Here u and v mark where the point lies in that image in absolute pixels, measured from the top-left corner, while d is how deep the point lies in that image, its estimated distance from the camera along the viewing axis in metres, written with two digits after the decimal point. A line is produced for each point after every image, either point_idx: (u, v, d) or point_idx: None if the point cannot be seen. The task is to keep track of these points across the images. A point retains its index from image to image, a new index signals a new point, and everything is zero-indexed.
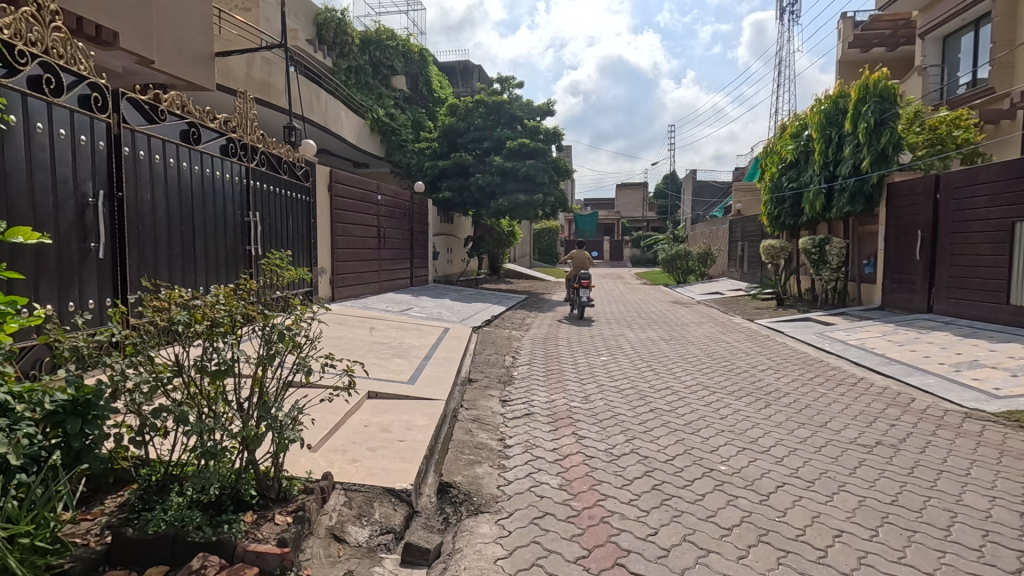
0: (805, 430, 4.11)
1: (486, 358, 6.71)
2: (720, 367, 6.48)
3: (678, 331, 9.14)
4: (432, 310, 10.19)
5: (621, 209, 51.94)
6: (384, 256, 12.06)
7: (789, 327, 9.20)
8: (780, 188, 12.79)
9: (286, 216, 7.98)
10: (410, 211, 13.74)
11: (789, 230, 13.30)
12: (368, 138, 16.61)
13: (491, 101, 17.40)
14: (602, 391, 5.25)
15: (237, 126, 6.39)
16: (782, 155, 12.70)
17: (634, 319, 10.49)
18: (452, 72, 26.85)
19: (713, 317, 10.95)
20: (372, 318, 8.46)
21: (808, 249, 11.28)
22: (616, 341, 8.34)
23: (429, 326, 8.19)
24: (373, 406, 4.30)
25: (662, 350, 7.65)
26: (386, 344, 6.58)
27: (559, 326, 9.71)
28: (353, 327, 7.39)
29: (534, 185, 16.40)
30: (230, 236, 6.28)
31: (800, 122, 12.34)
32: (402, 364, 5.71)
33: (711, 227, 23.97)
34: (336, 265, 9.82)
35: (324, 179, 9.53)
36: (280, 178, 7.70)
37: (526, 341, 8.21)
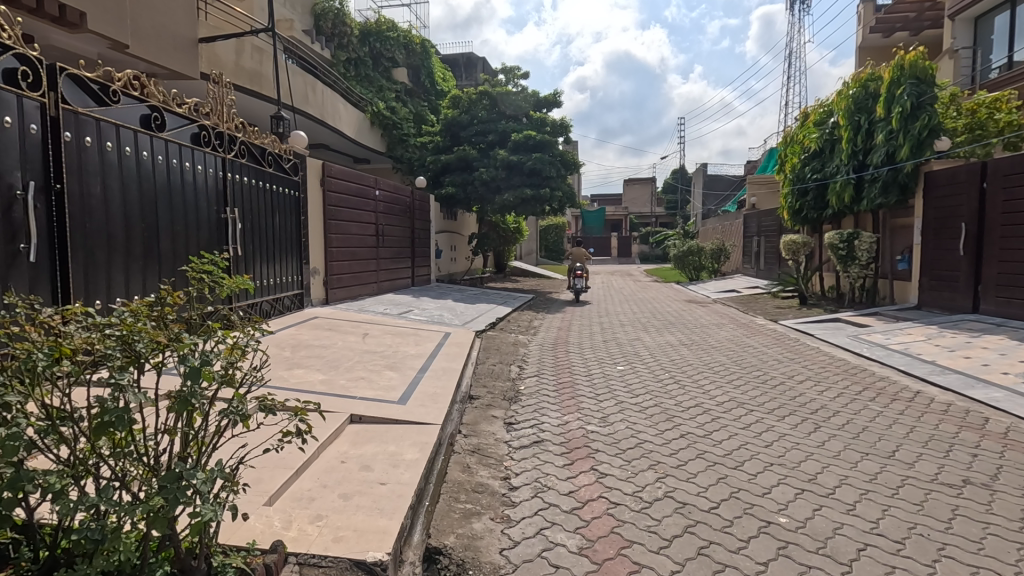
0: (872, 464, 3.41)
1: (490, 368, 6.05)
2: (752, 377, 5.78)
3: (699, 334, 8.43)
4: (432, 313, 9.54)
5: (629, 205, 51.13)
6: (383, 255, 11.43)
7: (819, 329, 8.48)
8: (802, 180, 12.02)
9: (273, 212, 7.35)
10: (411, 208, 13.10)
11: (811, 224, 12.55)
12: (368, 132, 15.96)
13: (496, 92, 16.70)
14: (621, 410, 4.56)
15: (211, 111, 5.74)
16: (805, 144, 11.92)
17: (650, 321, 9.80)
18: (455, 65, 26.16)
19: (733, 318, 10.22)
20: (367, 322, 7.82)
21: (834, 244, 10.53)
22: (631, 346, 7.65)
23: (428, 332, 7.55)
24: (355, 435, 3.65)
25: (683, 357, 6.95)
26: (379, 353, 5.93)
27: (569, 329, 9.04)
28: (345, 334, 6.74)
29: (541, 179, 15.70)
30: (204, 235, 5.64)
31: (825, 109, 11.56)
32: (394, 377, 5.05)
33: (724, 222, 23.20)
34: (331, 265, 9.21)
35: (316, 173, 8.89)
36: (264, 171, 7.06)
37: (534, 347, 7.54)
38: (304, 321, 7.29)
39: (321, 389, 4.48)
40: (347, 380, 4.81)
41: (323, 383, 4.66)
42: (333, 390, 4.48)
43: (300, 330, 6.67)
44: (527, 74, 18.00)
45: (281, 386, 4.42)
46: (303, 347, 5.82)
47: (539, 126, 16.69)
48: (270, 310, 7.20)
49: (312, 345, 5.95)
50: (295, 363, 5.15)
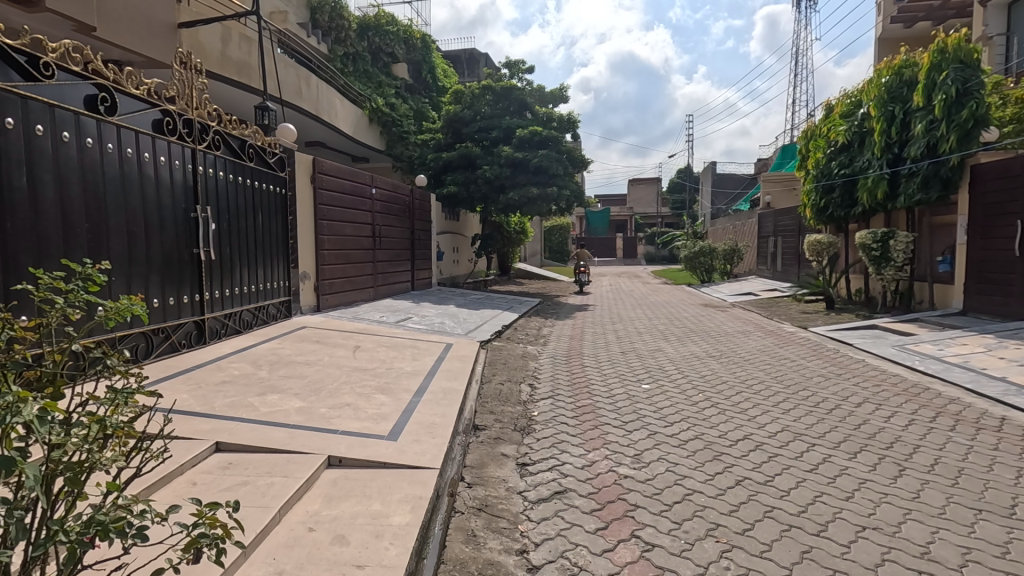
0: (993, 529, 2.64)
1: (497, 388, 5.30)
2: (799, 398, 5.01)
3: (724, 344, 7.66)
4: (433, 321, 8.80)
5: (634, 205, 50.36)
6: (381, 258, 10.71)
7: (858, 338, 7.72)
8: (828, 176, 11.23)
9: (256, 212, 6.63)
10: (410, 207, 12.37)
11: (837, 223, 11.77)
12: (366, 128, 15.25)
13: (499, 87, 15.95)
14: (656, 445, 3.79)
15: (177, 96, 5.03)
16: (831, 137, 11.13)
17: (668, 328, 9.03)
18: (457, 62, 25.45)
19: (758, 324, 9.45)
20: (361, 333, 7.09)
21: (866, 244, 9.82)
22: (653, 358, 6.89)
23: (427, 343, 6.82)
24: (332, 488, 2.91)
25: (714, 372, 6.18)
26: (371, 371, 5.18)
27: (582, 337, 8.29)
28: (334, 348, 6.01)
29: (548, 178, 14.95)
30: (170, 236, 4.91)
31: (852, 99, 10.77)
32: (387, 403, 4.30)
33: (736, 222, 22.42)
34: (323, 269, 8.50)
35: (306, 169, 8.17)
36: (245, 165, 6.34)
37: (545, 359, 6.79)
38: (291, 332, 6.58)
39: (297, 421, 3.74)
40: (329, 408, 4.06)
41: (301, 411, 3.91)
42: (311, 422, 3.74)
43: (285, 343, 5.95)
44: (532, 68, 17.27)
45: (249, 416, 3.68)
46: (284, 363, 5.09)
47: (545, 122, 15.96)
48: (253, 321, 6.50)
49: (295, 361, 5.21)
50: (270, 385, 4.41)
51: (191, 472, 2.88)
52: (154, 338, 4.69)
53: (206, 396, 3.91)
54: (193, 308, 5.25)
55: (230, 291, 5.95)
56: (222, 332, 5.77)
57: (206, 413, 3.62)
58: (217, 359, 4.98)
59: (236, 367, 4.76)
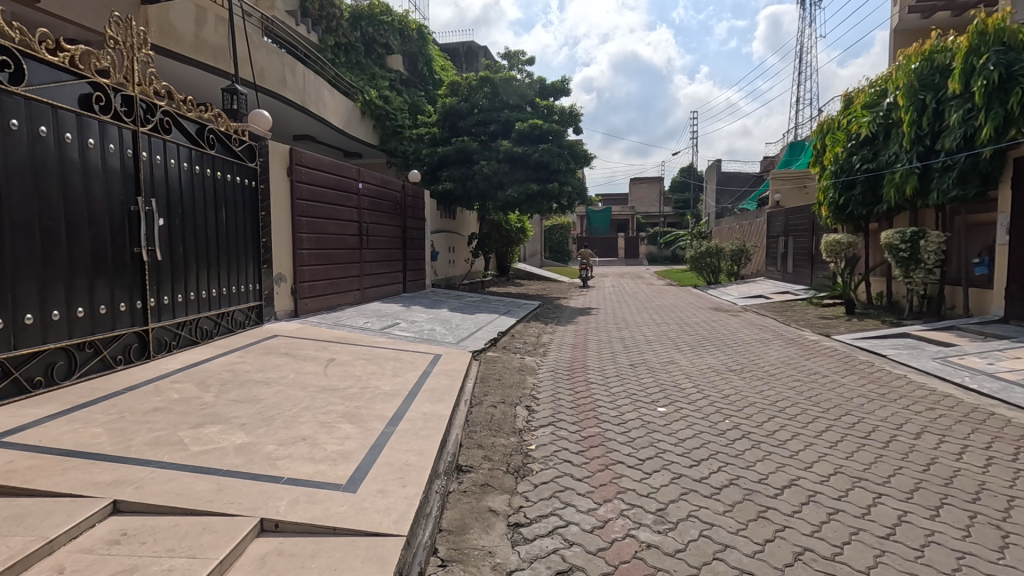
0: None
1: (488, 412, 4.53)
2: (844, 424, 4.24)
3: (744, 356, 6.90)
4: (422, 327, 8.03)
5: (636, 204, 49.57)
6: (369, 258, 9.96)
7: (892, 349, 6.99)
8: (849, 171, 10.46)
9: (218, 206, 5.87)
10: (402, 204, 11.62)
11: (857, 222, 11.02)
12: (357, 123, 14.52)
13: (498, 79, 15.18)
14: (684, 493, 3.03)
15: (112, 68, 4.29)
16: (852, 129, 10.35)
17: (679, 337, 8.28)
18: (455, 54, 24.59)
19: (777, 332, 8.70)
20: (339, 343, 6.33)
21: (894, 244, 9.07)
22: (666, 372, 6.13)
23: (413, 355, 6.08)
24: (257, 570, 2.15)
25: (737, 390, 5.42)
26: (341, 392, 4.42)
27: (586, 346, 7.56)
28: (303, 362, 5.25)
29: (549, 174, 14.18)
30: (101, 232, 4.15)
31: (876, 89, 10.00)
32: (353, 436, 3.54)
33: (744, 222, 21.66)
34: (300, 272, 7.75)
35: (281, 160, 7.41)
36: (205, 152, 5.58)
37: (545, 373, 6.02)
38: (257, 343, 5.82)
39: (235, 464, 2.97)
40: (280, 444, 3.29)
41: (243, 449, 3.15)
42: (252, 466, 2.97)
43: (247, 357, 5.19)
44: (531, 60, 16.49)
45: (171, 458, 2.92)
46: (239, 383, 4.33)
47: (546, 116, 15.19)
48: (213, 330, 5.75)
49: (252, 380, 4.46)
50: (213, 413, 3.65)
51: (68, 550, 2.13)
52: (78, 354, 3.95)
53: (125, 431, 3.15)
54: (135, 316, 4.49)
55: (184, 296, 5.20)
56: (172, 344, 5.02)
57: (117, 456, 2.86)
58: (157, 378, 4.22)
59: (178, 390, 4.00)
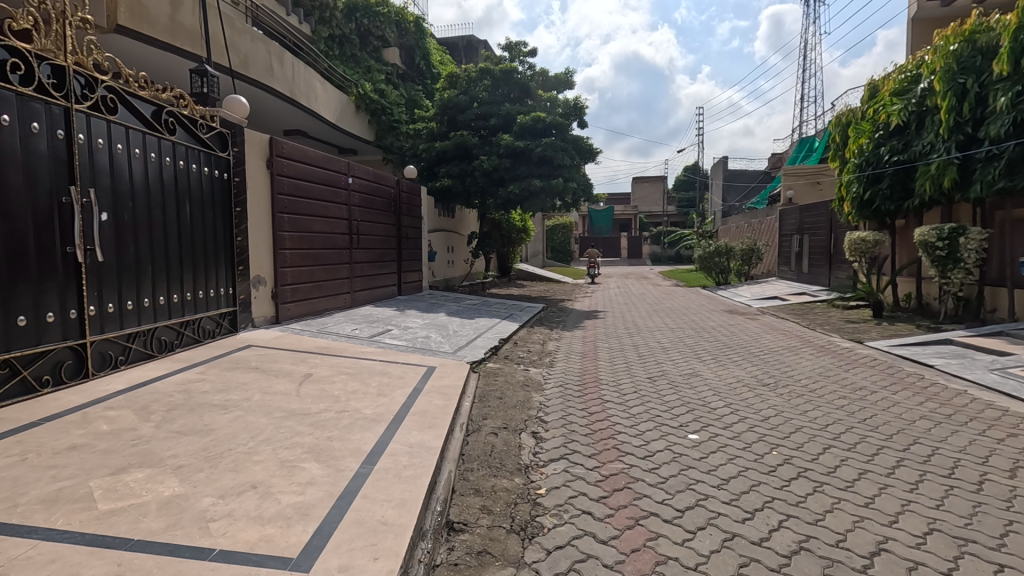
0: None
1: (487, 441, 3.80)
2: (918, 456, 3.49)
3: (775, 367, 6.17)
4: (416, 334, 7.31)
5: (640, 203, 48.86)
6: (360, 259, 9.26)
7: (940, 359, 6.26)
8: (877, 164, 9.72)
9: (182, 199, 5.15)
10: (397, 201, 10.91)
11: (883, 218, 10.29)
12: (351, 117, 13.82)
13: (499, 71, 14.43)
14: (744, 566, 2.30)
15: (35, 31, 3.59)
16: (879, 119, 9.62)
17: (698, 345, 7.55)
18: (454, 49, 23.86)
19: (803, 338, 7.99)
20: (319, 354, 5.61)
21: (929, 242, 8.36)
22: (691, 386, 5.40)
23: (404, 369, 5.37)
24: None
25: (776, 407, 4.69)
26: (313, 419, 3.69)
27: (596, 356, 6.85)
28: (273, 379, 4.53)
29: (552, 169, 13.46)
30: (19, 229, 3.45)
31: (908, 74, 9.27)
32: (319, 483, 2.82)
33: (755, 220, 20.91)
34: (281, 274, 7.05)
35: (259, 151, 6.70)
36: (161, 137, 4.84)
37: (554, 388, 5.30)
38: (225, 355, 5.11)
39: (153, 529, 2.24)
40: (221, 496, 2.57)
41: (170, 506, 2.43)
42: (175, 532, 2.25)
43: (209, 373, 4.47)
44: (533, 51, 15.76)
45: (67, 525, 2.20)
46: (189, 409, 3.61)
47: (549, 109, 14.45)
48: (174, 340, 5.04)
49: (207, 404, 3.74)
50: (145, 451, 2.93)
51: None
52: None
53: (17, 484, 2.44)
54: (69, 327, 3.80)
55: (136, 302, 4.48)
56: (119, 358, 4.31)
57: None
58: (89, 403, 3.51)
59: (110, 419, 3.29)
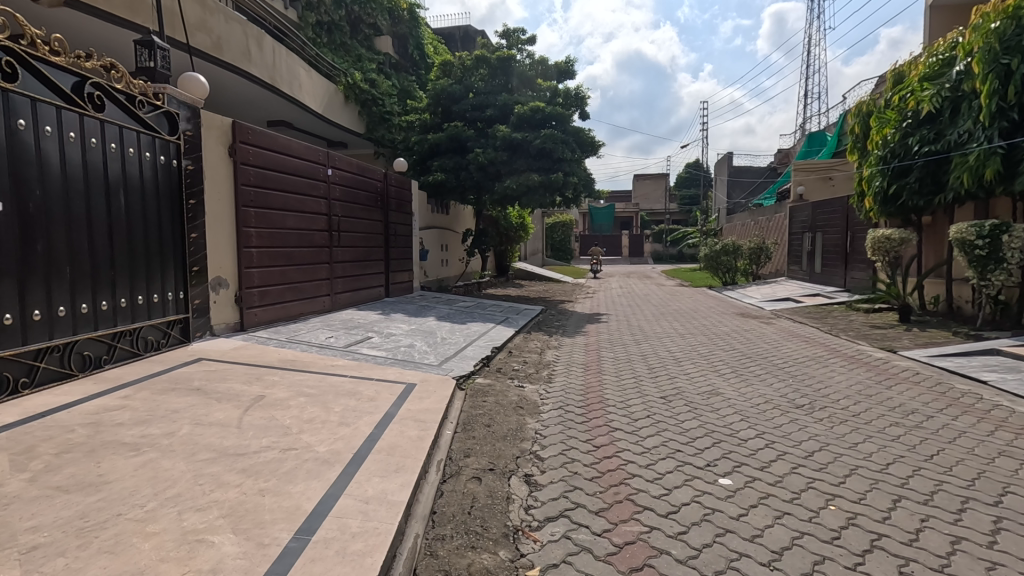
0: None
1: (467, 490, 3.02)
2: (1019, 517, 2.73)
3: (806, 384, 5.37)
4: (399, 343, 6.52)
5: (641, 201, 48.05)
6: (342, 257, 8.48)
7: (994, 373, 5.48)
8: (905, 155, 8.94)
9: (115, 190, 4.37)
10: (384, 195, 10.12)
11: (909, 215, 9.53)
12: (339, 107, 13.05)
13: (496, 58, 13.63)
14: None
15: None
16: (907, 106, 8.85)
17: (714, 356, 6.75)
18: (450, 39, 22.99)
19: (829, 346, 7.23)
20: (280, 370, 4.81)
21: (967, 240, 7.60)
22: (712, 408, 4.61)
23: (377, 388, 4.60)
24: None
25: (816, 436, 3.91)
26: (248, 463, 2.91)
27: (601, 368, 6.08)
28: (213, 404, 3.75)
29: (552, 163, 12.65)
30: None
31: (939, 57, 8.51)
32: (228, 569, 2.04)
33: (763, 217, 20.13)
34: (245, 275, 6.28)
35: (218, 135, 5.91)
36: (85, 114, 4.07)
37: (553, 411, 4.51)
38: (164, 372, 4.33)
39: None
40: None
41: None
42: None
43: (134, 397, 3.68)
44: (532, 39, 14.95)
45: None
46: (86, 451, 2.83)
47: (549, 99, 13.64)
48: (102, 354, 4.25)
49: (113, 444, 2.95)
50: None
51: None
52: None
53: None
54: None
55: (46, 311, 3.71)
56: (21, 379, 3.56)
57: None
58: None
59: None
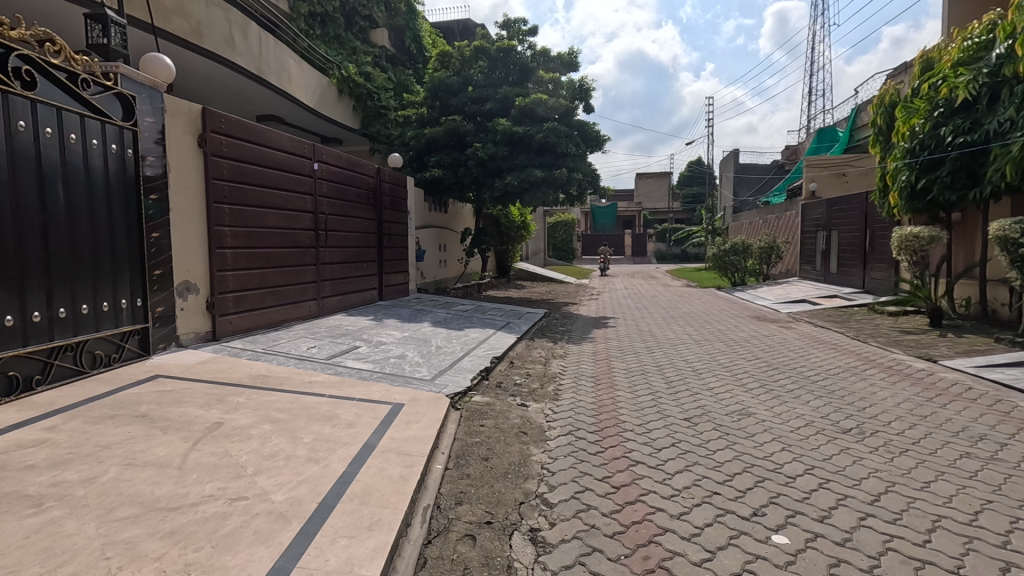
0: None
1: (457, 556, 2.38)
2: None
3: (848, 402, 4.72)
4: (388, 353, 5.90)
5: (643, 200, 47.43)
6: (330, 258, 7.86)
7: None
8: (936, 147, 8.28)
9: (50, 184, 3.76)
10: (377, 192, 9.50)
11: (939, 211, 8.88)
12: (333, 101, 12.44)
13: (496, 49, 13.03)
14: None
15: None
16: (940, 94, 8.20)
17: (736, 366, 6.10)
18: (449, 32, 22.38)
19: (861, 355, 6.58)
20: (247, 388, 4.19)
21: (1010, 238, 6.94)
22: (747, 434, 3.96)
23: (359, 411, 3.98)
24: None
25: (877, 470, 3.25)
26: (179, 523, 2.29)
27: (613, 382, 5.45)
28: (156, 437, 3.13)
29: (555, 158, 12.02)
30: None
31: (974, 41, 7.88)
32: None
33: (773, 215, 19.47)
34: (218, 280, 5.67)
35: (184, 123, 5.29)
36: (9, 91, 3.46)
37: (561, 438, 3.88)
38: (109, 395, 3.72)
39: None
40: None
41: None
42: None
43: (60, 429, 3.07)
44: (533, 29, 14.31)
45: None
46: None
47: (552, 92, 13.00)
48: (34, 375, 3.65)
49: (10, 498, 2.34)
50: None
51: None
52: None
53: None
54: None
55: None
56: None
57: None
58: None
59: None
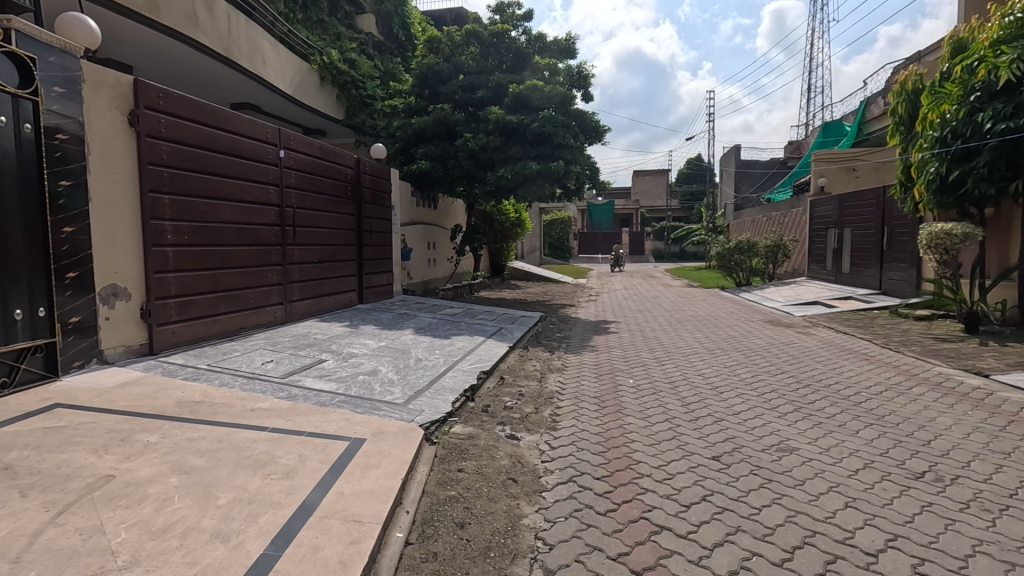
0: None
1: None
2: None
3: (905, 431, 3.90)
4: (358, 369, 5.06)
5: (642, 198, 46.66)
6: (300, 257, 7.01)
7: None
8: (973, 135, 7.49)
9: None
10: (356, 184, 8.65)
11: (972, 206, 8.10)
12: (314, 90, 11.55)
13: (488, 33, 12.18)
14: None
15: None
16: (978, 76, 7.40)
17: (761, 383, 5.29)
18: (439, 21, 21.50)
19: (902, 369, 5.77)
20: (167, 423, 3.34)
21: None
22: (795, 478, 3.14)
23: (306, 452, 3.13)
24: None
25: (981, 542, 2.44)
26: None
27: (621, 403, 4.62)
28: (5, 505, 2.28)
29: (552, 149, 11.17)
30: None
31: (1016, 17, 7.08)
32: None
33: (779, 212, 18.70)
34: (156, 283, 4.82)
35: (109, 97, 4.43)
36: None
37: (561, 486, 3.05)
38: None
39: None
40: None
41: None
42: None
43: None
44: (528, 14, 13.45)
45: None
46: None
47: (548, 79, 12.16)
48: None
49: None
50: None
51: None
52: None
53: None
54: None
55: None
56: None
57: None
58: None
59: None
